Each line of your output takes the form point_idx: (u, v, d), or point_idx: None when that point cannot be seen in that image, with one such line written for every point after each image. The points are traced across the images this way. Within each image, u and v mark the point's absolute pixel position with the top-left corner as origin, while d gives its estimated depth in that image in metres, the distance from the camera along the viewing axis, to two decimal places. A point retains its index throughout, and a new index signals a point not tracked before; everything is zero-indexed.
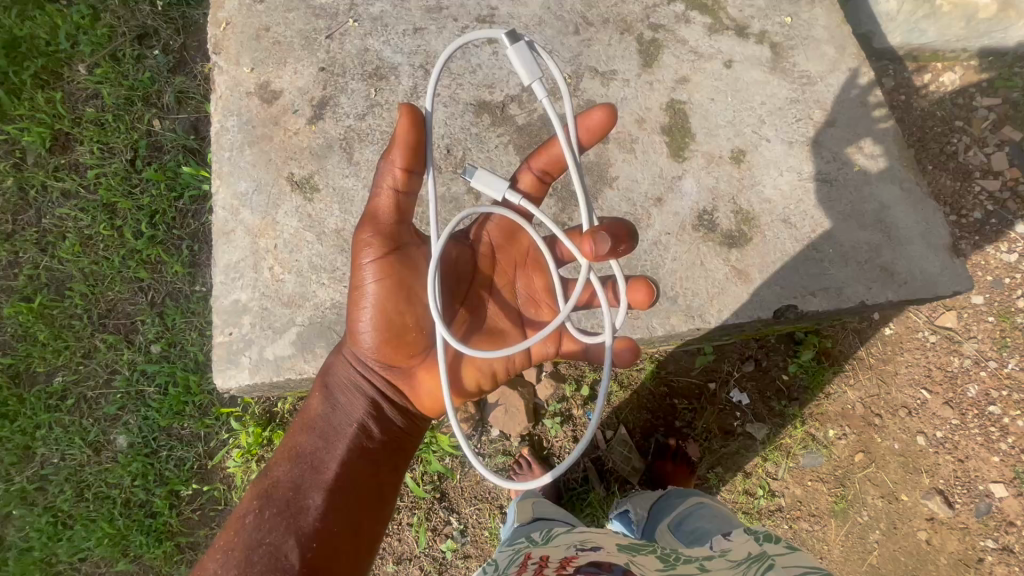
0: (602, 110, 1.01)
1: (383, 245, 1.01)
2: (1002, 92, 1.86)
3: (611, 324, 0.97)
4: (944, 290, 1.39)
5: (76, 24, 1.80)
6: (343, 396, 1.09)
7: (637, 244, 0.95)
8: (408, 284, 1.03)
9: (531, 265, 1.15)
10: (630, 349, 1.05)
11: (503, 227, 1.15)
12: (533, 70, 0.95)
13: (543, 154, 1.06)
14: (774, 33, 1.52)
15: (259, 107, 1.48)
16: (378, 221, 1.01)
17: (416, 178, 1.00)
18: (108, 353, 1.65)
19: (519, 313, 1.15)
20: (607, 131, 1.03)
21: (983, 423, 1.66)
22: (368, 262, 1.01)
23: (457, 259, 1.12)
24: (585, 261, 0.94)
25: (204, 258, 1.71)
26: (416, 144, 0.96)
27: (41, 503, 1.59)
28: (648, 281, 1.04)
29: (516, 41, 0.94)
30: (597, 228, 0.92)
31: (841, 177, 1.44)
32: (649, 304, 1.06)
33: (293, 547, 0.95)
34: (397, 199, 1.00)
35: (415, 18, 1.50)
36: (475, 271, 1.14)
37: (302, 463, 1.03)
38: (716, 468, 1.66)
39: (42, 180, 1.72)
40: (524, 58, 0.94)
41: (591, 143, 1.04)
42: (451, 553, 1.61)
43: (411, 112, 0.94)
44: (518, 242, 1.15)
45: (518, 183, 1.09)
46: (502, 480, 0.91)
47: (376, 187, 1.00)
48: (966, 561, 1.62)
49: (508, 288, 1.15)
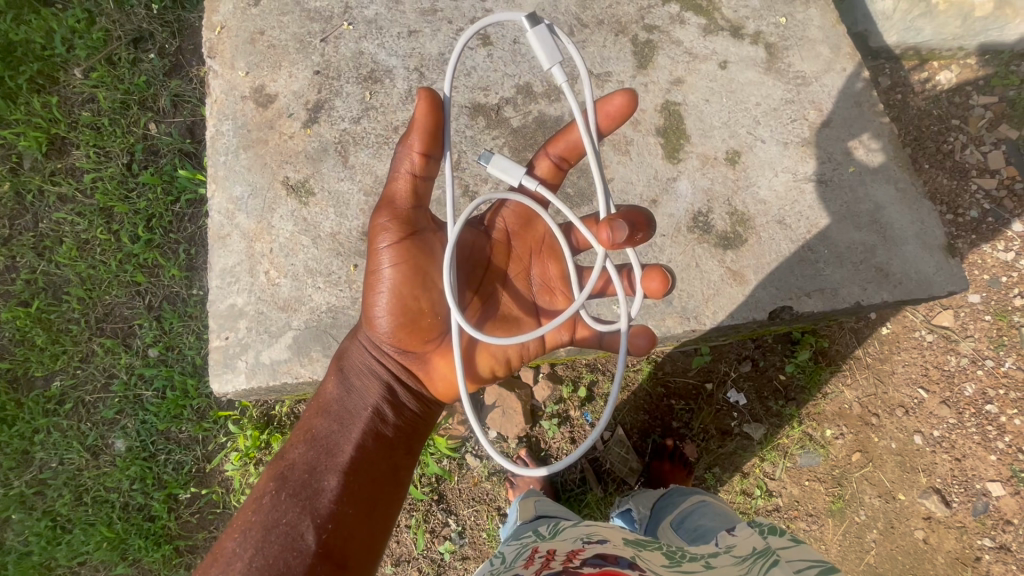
0: (623, 96, 1.01)
1: (399, 230, 1.01)
2: (999, 90, 1.85)
3: (627, 312, 0.98)
4: (939, 290, 1.40)
5: (72, 28, 1.79)
6: (358, 380, 1.09)
7: (655, 232, 0.95)
8: (424, 269, 1.03)
9: (546, 252, 1.15)
10: (647, 338, 1.05)
11: (519, 214, 1.14)
12: (554, 55, 0.95)
13: (561, 140, 1.06)
14: (769, 34, 1.52)
15: (254, 111, 1.48)
16: (395, 205, 1.01)
17: (434, 163, 1.00)
18: (106, 357, 1.65)
19: (533, 300, 1.15)
20: (627, 116, 1.03)
21: (980, 421, 1.66)
22: (384, 247, 1.00)
23: (472, 245, 1.12)
24: (601, 249, 0.94)
25: (201, 261, 1.71)
26: (435, 129, 0.96)
27: (40, 508, 1.59)
28: (663, 270, 0.99)
29: (537, 24, 0.94)
30: (614, 216, 0.92)
31: (836, 178, 1.44)
32: (664, 294, 1.01)
33: (309, 527, 0.93)
34: (414, 183, 1.00)
35: (410, 20, 1.50)
36: (491, 258, 1.13)
37: (318, 446, 1.02)
38: (714, 468, 1.66)
39: (39, 185, 1.73)
40: (545, 44, 0.94)
41: (610, 129, 1.04)
42: (449, 555, 1.61)
43: (430, 96, 0.94)
44: (533, 228, 1.15)
45: (536, 170, 1.09)
46: (509, 463, 0.96)
47: (394, 172, 1.01)
48: (963, 560, 1.63)
49: (523, 275, 1.15)
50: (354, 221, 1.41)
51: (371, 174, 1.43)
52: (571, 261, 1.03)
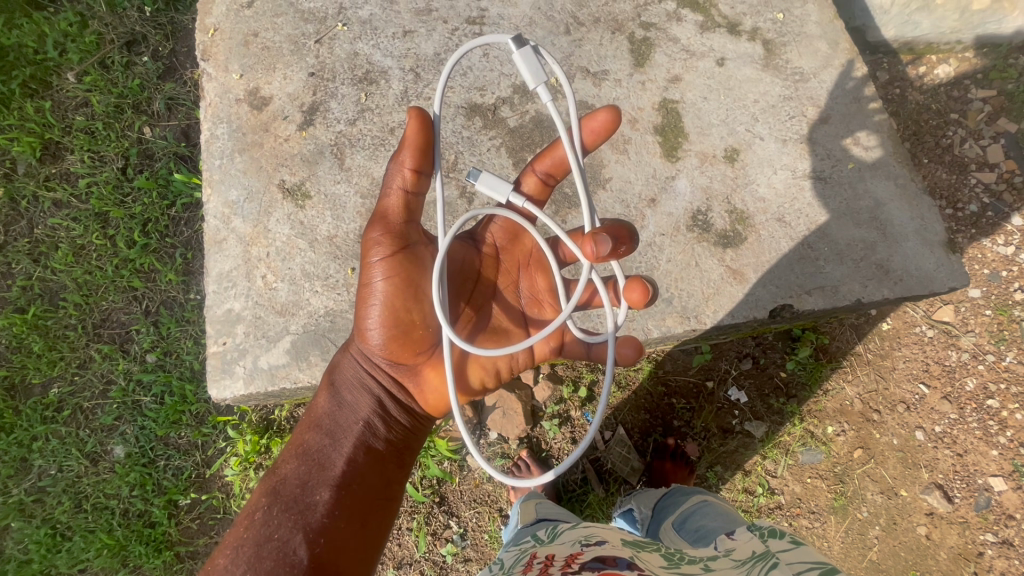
0: (607, 111, 1.00)
1: (391, 244, 1.00)
2: (997, 83, 1.84)
3: (615, 322, 0.98)
4: (939, 286, 1.39)
5: (64, 32, 1.78)
6: (350, 394, 1.08)
7: (639, 244, 0.94)
8: (417, 282, 1.02)
9: (534, 265, 1.14)
10: (633, 348, 1.04)
11: (507, 228, 1.14)
12: (539, 74, 0.93)
13: (547, 156, 1.05)
14: (766, 30, 1.51)
15: (249, 114, 1.47)
16: (388, 220, 1.00)
17: (426, 179, 1.00)
18: (104, 363, 1.65)
19: (522, 313, 1.14)
20: (612, 132, 1.02)
21: (982, 416, 1.66)
22: (376, 261, 1.00)
23: (461, 259, 1.10)
24: (586, 263, 0.93)
25: (198, 265, 1.70)
26: (426, 146, 0.96)
27: (38, 516, 1.58)
28: (644, 281, 0.97)
29: (522, 45, 0.93)
30: (598, 230, 0.91)
31: (836, 175, 1.43)
32: (646, 305, 0.99)
33: (301, 542, 0.93)
34: (406, 199, 0.99)
35: (405, 20, 1.49)
36: (480, 272, 1.12)
37: (309, 460, 1.01)
38: (716, 466, 1.66)
39: (33, 191, 1.72)
40: (530, 62, 0.93)
41: (595, 144, 1.03)
42: (452, 557, 1.60)
43: (421, 114, 0.94)
44: (522, 243, 1.14)
45: (523, 186, 1.07)
46: (505, 477, 0.95)
47: (385, 187, 1.00)
48: (966, 556, 1.62)
49: (512, 288, 1.14)
50: (351, 223, 1.40)
51: (368, 176, 1.42)
52: (558, 275, 1.02)
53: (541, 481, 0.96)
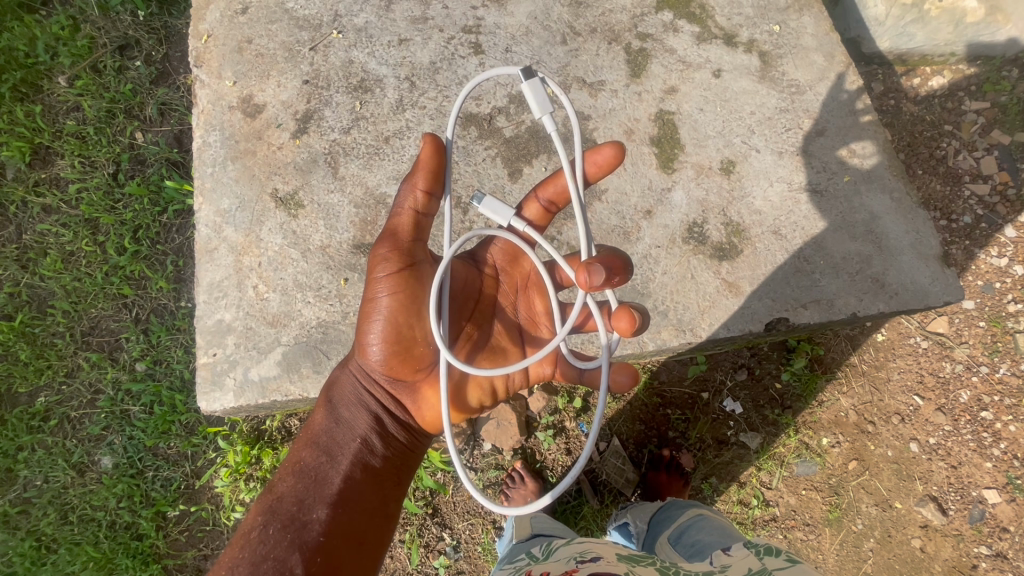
0: (612, 147, 0.99)
1: (398, 261, 0.99)
2: (991, 95, 1.84)
3: (607, 347, 0.95)
4: (935, 300, 1.38)
5: (56, 35, 1.76)
6: (348, 411, 1.05)
7: (632, 275, 0.94)
8: (421, 301, 1.01)
9: (532, 287, 1.13)
10: (628, 374, 1.03)
11: (507, 251, 1.13)
12: (546, 107, 0.93)
13: (549, 184, 1.04)
14: (762, 42, 1.51)
15: (241, 122, 1.46)
16: (397, 237, 1.00)
17: (435, 201, 1.00)
18: (92, 372, 1.62)
19: (520, 333, 1.13)
20: (615, 167, 1.01)
21: (976, 428, 1.66)
22: (382, 277, 0.99)
23: (463, 279, 1.08)
24: (578, 291, 0.91)
25: (190, 273, 1.68)
26: (438, 169, 0.97)
27: (23, 527, 1.55)
28: (632, 310, 0.94)
29: (531, 77, 0.91)
30: (592, 260, 0.90)
31: (831, 187, 1.43)
32: (635, 334, 0.96)
33: (299, 561, 0.91)
34: (416, 219, 1.00)
35: (400, 28, 1.48)
36: (480, 292, 1.11)
37: (307, 477, 0.99)
38: (710, 478, 1.65)
39: (21, 196, 1.69)
40: (538, 95, 0.92)
41: (597, 178, 1.02)
42: (444, 569, 1.59)
43: (435, 140, 0.96)
44: (520, 264, 1.13)
45: (524, 212, 1.06)
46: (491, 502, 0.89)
47: (396, 207, 1.00)
48: (959, 568, 1.61)
49: (509, 308, 1.13)
50: (345, 233, 1.39)
51: (362, 186, 1.41)
52: (553, 298, 1.00)
53: (527, 511, 0.90)
